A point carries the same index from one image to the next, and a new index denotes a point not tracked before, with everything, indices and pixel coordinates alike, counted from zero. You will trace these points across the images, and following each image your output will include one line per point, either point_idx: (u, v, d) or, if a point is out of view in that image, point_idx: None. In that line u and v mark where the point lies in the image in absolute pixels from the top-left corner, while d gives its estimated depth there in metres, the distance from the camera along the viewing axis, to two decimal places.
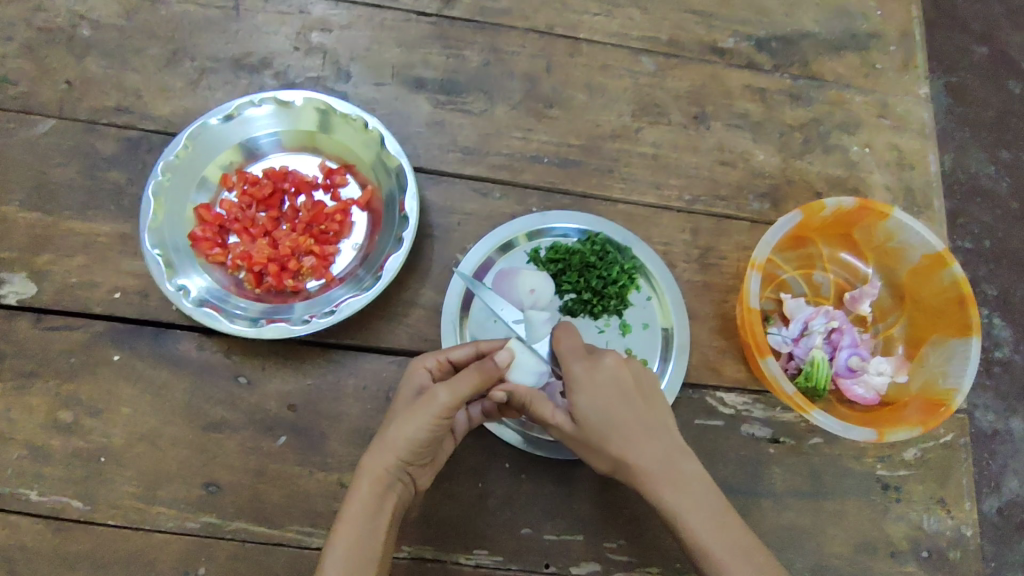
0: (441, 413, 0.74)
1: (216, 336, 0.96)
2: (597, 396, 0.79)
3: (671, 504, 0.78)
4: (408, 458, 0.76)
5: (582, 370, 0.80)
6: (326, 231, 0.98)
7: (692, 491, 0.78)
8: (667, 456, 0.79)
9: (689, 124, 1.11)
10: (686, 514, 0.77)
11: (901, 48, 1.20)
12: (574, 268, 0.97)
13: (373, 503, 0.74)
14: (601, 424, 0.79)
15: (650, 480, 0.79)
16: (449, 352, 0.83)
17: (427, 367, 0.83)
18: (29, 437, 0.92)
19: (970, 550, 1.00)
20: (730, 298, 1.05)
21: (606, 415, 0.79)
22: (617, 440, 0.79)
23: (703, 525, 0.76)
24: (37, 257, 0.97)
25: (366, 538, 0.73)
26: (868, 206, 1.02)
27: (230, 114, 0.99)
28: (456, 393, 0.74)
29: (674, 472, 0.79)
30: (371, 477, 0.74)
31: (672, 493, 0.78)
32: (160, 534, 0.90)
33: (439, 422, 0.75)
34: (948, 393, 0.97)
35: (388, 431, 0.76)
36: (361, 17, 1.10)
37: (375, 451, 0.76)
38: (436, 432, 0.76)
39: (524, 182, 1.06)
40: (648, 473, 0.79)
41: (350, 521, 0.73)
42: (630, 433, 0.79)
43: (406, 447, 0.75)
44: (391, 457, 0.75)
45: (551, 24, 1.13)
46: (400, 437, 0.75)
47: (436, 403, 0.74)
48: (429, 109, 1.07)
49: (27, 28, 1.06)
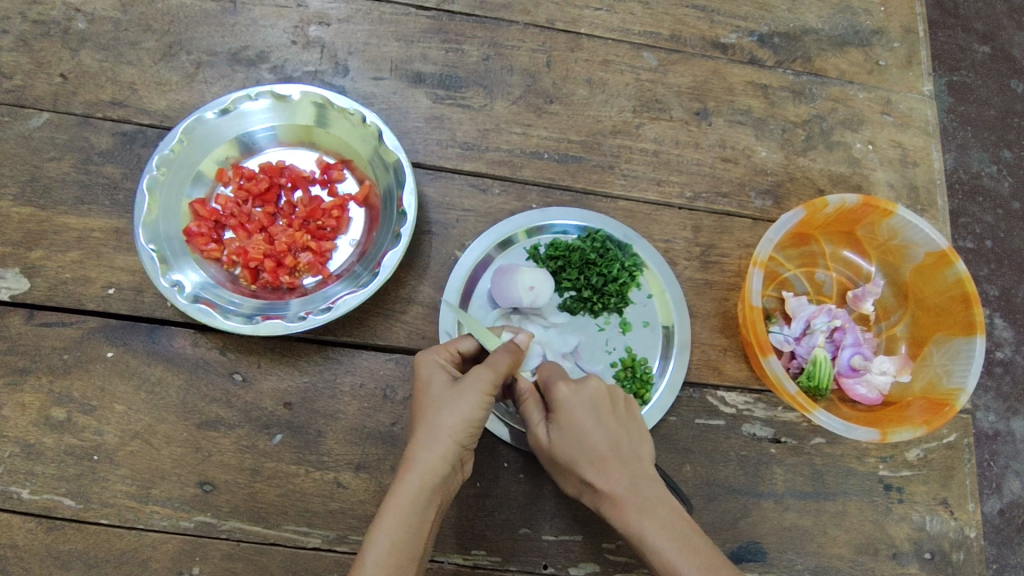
0: (492, 393, 0.75)
1: (211, 332, 0.95)
2: (571, 421, 0.79)
3: (634, 531, 0.75)
4: (461, 446, 0.74)
5: (564, 390, 0.80)
6: (323, 227, 0.97)
7: (658, 515, 0.75)
8: (633, 482, 0.77)
9: (690, 120, 1.10)
10: (652, 537, 0.73)
11: (905, 45, 1.18)
12: (574, 265, 0.96)
13: (423, 496, 0.71)
14: (572, 446, 0.78)
15: (616, 504, 0.76)
16: (461, 343, 0.83)
17: (445, 357, 0.81)
18: (20, 434, 0.91)
19: (974, 552, 0.99)
20: (732, 296, 1.03)
21: (577, 436, 0.78)
22: (587, 465, 0.78)
23: (667, 550, 0.72)
24: (30, 252, 0.96)
25: (415, 532, 0.70)
26: (872, 203, 1.00)
27: (225, 107, 0.97)
28: (500, 369, 0.76)
29: (641, 497, 0.76)
30: (424, 467, 0.71)
31: (638, 518, 0.75)
32: (153, 533, 0.89)
33: (488, 401, 0.75)
34: (952, 392, 0.96)
35: (437, 418, 0.74)
36: (360, 11, 1.09)
37: (426, 439, 0.73)
38: (485, 414, 0.76)
39: (524, 178, 1.05)
40: (612, 497, 0.77)
41: (400, 514, 0.69)
42: (597, 458, 0.77)
43: (460, 430, 0.74)
44: (445, 446, 0.73)
45: (551, 18, 1.12)
46: (454, 423, 0.73)
47: (485, 380, 0.75)
48: (428, 104, 1.06)
49: (21, 21, 1.05)
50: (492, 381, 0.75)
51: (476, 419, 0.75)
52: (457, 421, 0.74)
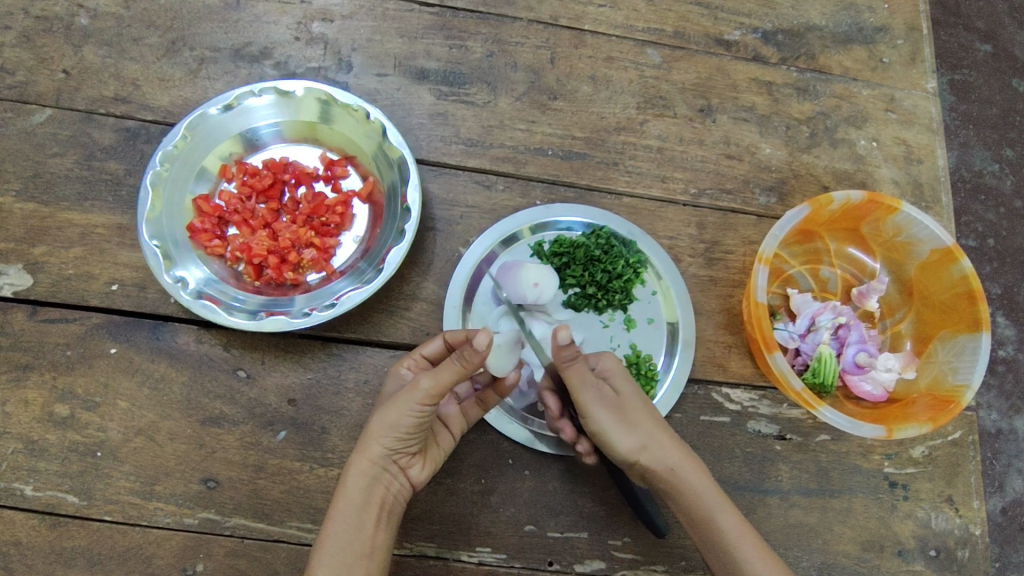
0: (425, 403, 0.74)
1: (215, 329, 0.94)
2: (630, 386, 0.83)
3: (706, 494, 0.79)
4: (391, 447, 0.77)
5: (613, 360, 0.85)
6: (327, 223, 0.97)
7: (714, 481, 0.82)
8: (689, 451, 0.83)
9: (695, 117, 1.10)
10: (719, 499, 0.80)
11: (909, 42, 1.18)
12: (579, 262, 0.95)
13: (358, 497, 0.76)
14: (636, 408, 0.81)
15: (687, 466, 0.80)
16: (423, 348, 0.84)
17: (409, 364, 0.84)
18: (24, 431, 0.91)
19: (978, 550, 0.99)
20: (737, 293, 1.03)
21: (640, 401, 0.82)
22: (654, 425, 0.81)
23: (732, 513, 0.79)
24: (33, 248, 0.96)
25: (355, 533, 0.75)
26: (876, 200, 1.00)
27: (230, 103, 0.97)
28: (437, 380, 0.73)
29: (699, 461, 0.83)
30: (355, 471, 0.77)
31: (704, 479, 0.81)
32: (157, 530, 0.89)
33: (422, 409, 0.75)
34: (957, 390, 0.96)
35: (369, 425, 0.78)
36: (363, 7, 1.09)
37: (360, 444, 0.77)
38: (421, 422, 0.76)
39: (528, 175, 1.04)
40: (685, 458, 0.81)
41: (341, 514, 0.76)
42: (662, 421, 0.83)
43: (389, 437, 0.76)
44: (373, 448, 0.77)
45: (555, 15, 1.12)
46: (380, 428, 0.76)
47: (415, 388, 0.74)
48: (431, 100, 1.06)
49: (24, 16, 1.05)
50: (422, 389, 0.74)
51: (407, 423, 0.75)
52: (389, 427, 0.76)
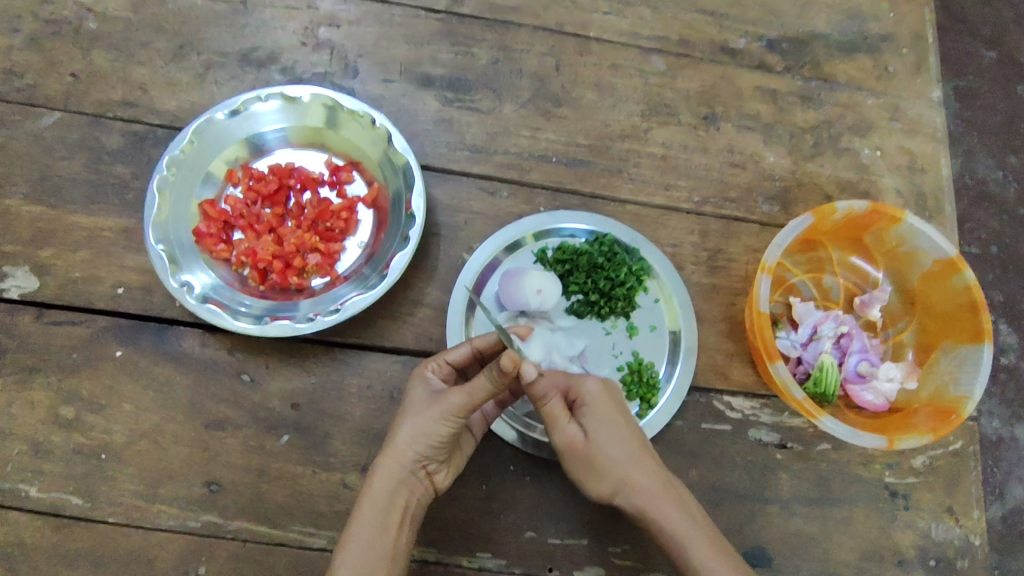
0: (456, 411, 0.76)
1: (220, 333, 0.95)
2: (608, 417, 0.81)
3: (672, 526, 0.79)
4: (421, 453, 0.78)
5: (595, 386, 0.82)
6: (332, 228, 0.97)
7: (693, 512, 0.80)
8: (669, 479, 0.82)
9: (699, 124, 1.10)
10: (690, 534, 0.78)
11: (914, 51, 1.18)
12: (582, 269, 0.95)
13: (384, 498, 0.77)
14: (609, 444, 0.80)
15: (654, 501, 0.80)
16: (449, 353, 0.81)
17: (431, 368, 0.82)
18: (29, 433, 0.92)
19: (978, 560, 0.99)
20: (739, 301, 1.03)
21: (616, 434, 0.81)
22: (624, 459, 0.80)
23: (707, 546, 0.77)
24: (40, 251, 0.96)
25: (380, 534, 0.76)
26: (880, 210, 1.00)
27: (236, 108, 0.97)
28: (471, 396, 0.75)
29: (676, 493, 0.81)
30: (382, 473, 0.78)
31: (677, 513, 0.79)
32: (161, 533, 0.90)
33: (452, 421, 0.77)
34: (959, 400, 0.96)
35: (398, 429, 0.79)
36: (370, 13, 1.09)
37: (388, 448, 0.78)
38: (451, 430, 0.78)
39: (532, 182, 1.05)
40: (653, 493, 0.80)
41: (365, 514, 0.77)
42: (637, 453, 0.81)
43: (418, 442, 0.78)
44: (403, 453, 0.78)
45: (561, 22, 1.12)
46: (411, 432, 0.78)
47: (452, 403, 0.76)
48: (437, 107, 1.06)
49: (32, 19, 1.05)
50: (456, 402, 0.76)
51: (437, 431, 0.77)
52: (419, 432, 0.77)
